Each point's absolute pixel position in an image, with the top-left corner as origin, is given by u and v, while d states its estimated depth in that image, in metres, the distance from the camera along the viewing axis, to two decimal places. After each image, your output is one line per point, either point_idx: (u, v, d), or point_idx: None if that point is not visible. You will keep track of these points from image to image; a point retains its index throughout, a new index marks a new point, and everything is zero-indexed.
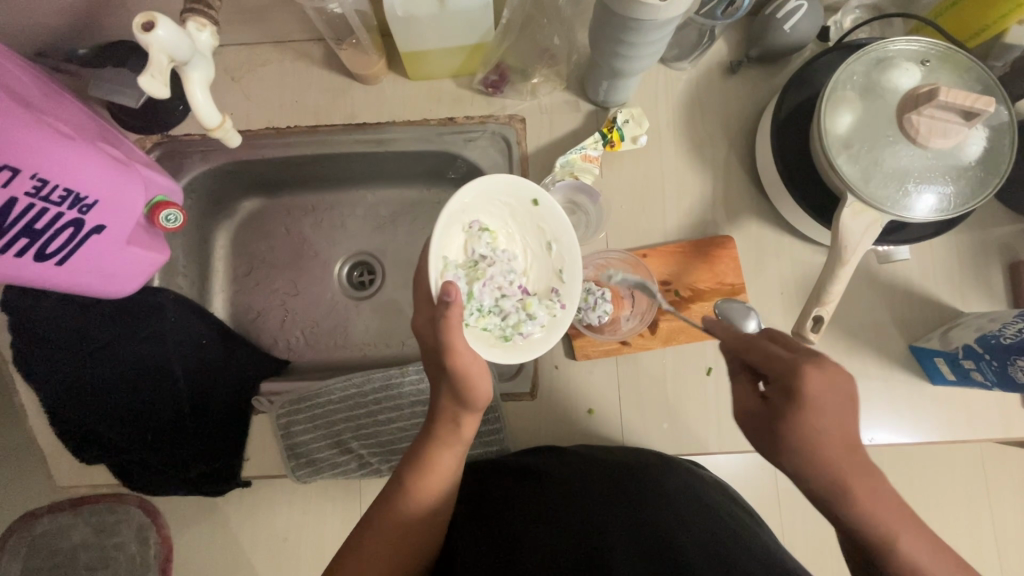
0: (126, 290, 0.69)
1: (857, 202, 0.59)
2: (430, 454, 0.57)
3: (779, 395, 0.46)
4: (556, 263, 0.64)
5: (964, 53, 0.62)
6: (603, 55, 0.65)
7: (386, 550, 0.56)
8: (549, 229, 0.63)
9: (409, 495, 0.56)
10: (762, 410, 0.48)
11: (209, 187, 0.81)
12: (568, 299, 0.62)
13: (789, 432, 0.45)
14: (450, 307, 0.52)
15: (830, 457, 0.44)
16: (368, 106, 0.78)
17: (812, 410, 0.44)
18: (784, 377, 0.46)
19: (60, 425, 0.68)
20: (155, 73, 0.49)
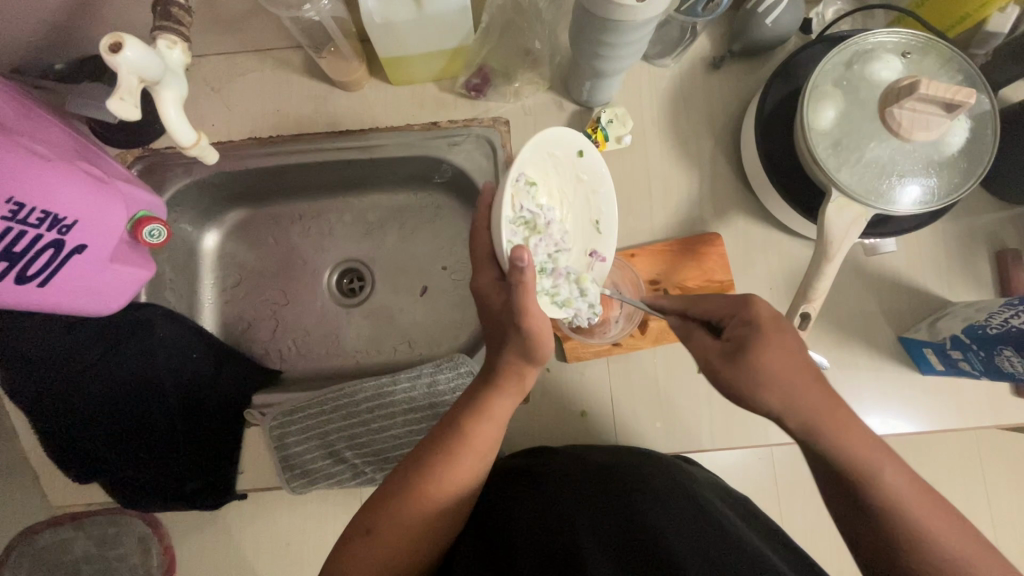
0: (112, 308, 0.69)
1: (840, 197, 0.59)
2: (493, 407, 0.59)
3: (739, 327, 0.51)
4: (591, 214, 0.64)
5: (945, 44, 0.62)
6: (584, 57, 0.65)
7: (441, 498, 0.56)
8: (588, 181, 0.63)
9: (470, 443, 0.57)
10: (721, 346, 0.51)
11: (194, 200, 0.80)
12: (605, 251, 0.65)
13: (757, 359, 0.49)
14: (524, 272, 0.52)
15: (800, 380, 0.49)
16: (351, 113, 0.77)
17: (771, 334, 0.49)
18: (739, 312, 0.51)
19: (51, 448, 0.67)
20: (124, 95, 0.49)
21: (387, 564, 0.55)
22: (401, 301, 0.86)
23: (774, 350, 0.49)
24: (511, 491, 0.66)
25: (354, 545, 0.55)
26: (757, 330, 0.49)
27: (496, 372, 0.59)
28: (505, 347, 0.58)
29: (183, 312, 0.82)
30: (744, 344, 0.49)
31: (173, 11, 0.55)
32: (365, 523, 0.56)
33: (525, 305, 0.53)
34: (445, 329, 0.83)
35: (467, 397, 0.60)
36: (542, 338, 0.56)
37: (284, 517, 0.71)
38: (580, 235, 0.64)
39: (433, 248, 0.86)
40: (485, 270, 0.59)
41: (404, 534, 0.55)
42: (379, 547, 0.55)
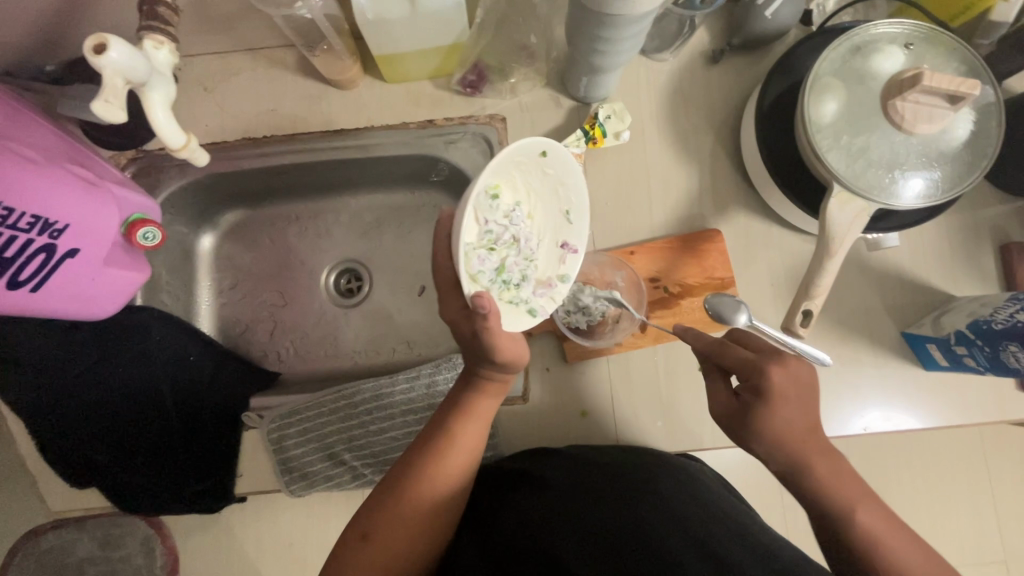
0: (109, 310, 0.68)
1: (842, 192, 0.58)
2: (475, 406, 0.59)
3: (749, 392, 0.49)
4: (561, 205, 0.60)
5: (948, 34, 0.61)
6: (581, 52, 0.64)
7: (432, 495, 0.57)
8: (555, 172, 0.58)
9: (457, 441, 0.58)
10: (731, 406, 0.51)
11: (189, 201, 0.79)
12: (576, 241, 0.61)
13: (760, 427, 0.48)
14: (486, 319, 0.52)
15: (794, 442, 0.48)
16: (346, 112, 0.76)
17: (778, 402, 0.48)
18: (754, 377, 0.49)
19: (48, 450, 0.66)
20: (108, 97, 0.48)
21: (383, 567, 0.55)
22: (400, 302, 0.85)
23: (780, 417, 0.48)
24: (503, 494, 0.66)
25: (349, 551, 0.55)
26: (766, 402, 0.48)
27: (470, 374, 0.60)
28: (479, 359, 0.58)
29: (181, 314, 0.81)
30: (754, 410, 0.49)
31: (161, 12, 0.55)
32: (358, 528, 0.56)
33: (496, 344, 0.55)
34: (444, 329, 0.83)
35: (448, 400, 0.61)
36: (517, 355, 0.57)
37: (286, 519, 0.70)
38: (549, 226, 0.62)
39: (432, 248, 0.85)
40: (450, 299, 0.58)
41: (397, 536, 0.55)
42: (374, 550, 0.55)
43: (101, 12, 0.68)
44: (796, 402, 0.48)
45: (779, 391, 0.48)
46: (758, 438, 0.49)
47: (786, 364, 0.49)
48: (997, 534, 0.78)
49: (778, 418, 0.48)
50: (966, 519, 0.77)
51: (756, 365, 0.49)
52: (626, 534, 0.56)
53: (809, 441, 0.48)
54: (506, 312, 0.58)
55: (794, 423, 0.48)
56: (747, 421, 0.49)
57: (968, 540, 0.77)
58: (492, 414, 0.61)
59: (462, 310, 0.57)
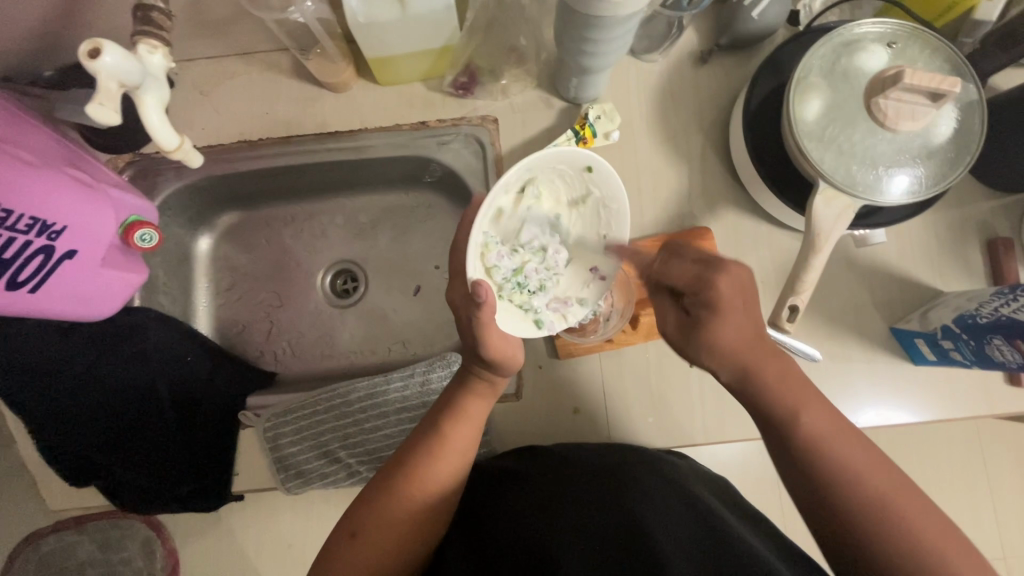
0: (106, 311, 0.69)
1: (828, 189, 0.59)
2: (468, 407, 0.60)
3: (698, 306, 0.48)
4: (599, 228, 0.63)
5: (930, 32, 0.62)
6: (569, 53, 0.65)
7: (423, 498, 0.57)
8: (600, 195, 0.61)
9: (447, 444, 0.59)
10: (683, 324, 0.50)
11: (185, 203, 0.80)
12: (607, 269, 0.63)
13: (705, 341, 0.48)
14: (480, 307, 0.53)
15: (739, 355, 0.48)
16: (339, 114, 0.77)
17: (723, 314, 0.47)
18: (700, 293, 0.48)
19: (47, 452, 0.67)
20: (102, 100, 0.49)
21: (372, 565, 0.55)
22: (395, 301, 0.86)
23: (727, 330, 0.47)
24: (497, 491, 0.66)
25: (339, 549, 0.56)
26: (713, 314, 0.47)
27: (466, 375, 0.61)
28: (473, 358, 0.59)
29: (179, 315, 0.82)
30: (704, 326, 0.48)
31: (154, 18, 0.55)
32: (349, 527, 0.56)
33: (486, 337, 0.56)
34: (439, 328, 0.84)
35: (441, 403, 0.61)
36: (507, 354, 0.57)
37: (283, 517, 0.71)
38: (584, 247, 0.64)
39: (427, 248, 0.86)
40: (457, 286, 0.58)
41: (387, 536, 0.56)
42: (364, 549, 0.55)
43: (97, 18, 0.69)
44: (741, 309, 0.48)
45: (724, 301, 0.47)
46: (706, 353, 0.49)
47: (730, 271, 0.48)
48: (992, 526, 0.78)
49: (726, 330, 0.47)
50: (960, 513, 0.78)
51: (703, 279, 0.48)
52: (618, 534, 0.57)
53: (754, 347, 0.48)
54: (513, 314, 0.61)
55: (740, 333, 0.48)
56: (697, 337, 0.49)
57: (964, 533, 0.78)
58: (484, 418, 0.62)
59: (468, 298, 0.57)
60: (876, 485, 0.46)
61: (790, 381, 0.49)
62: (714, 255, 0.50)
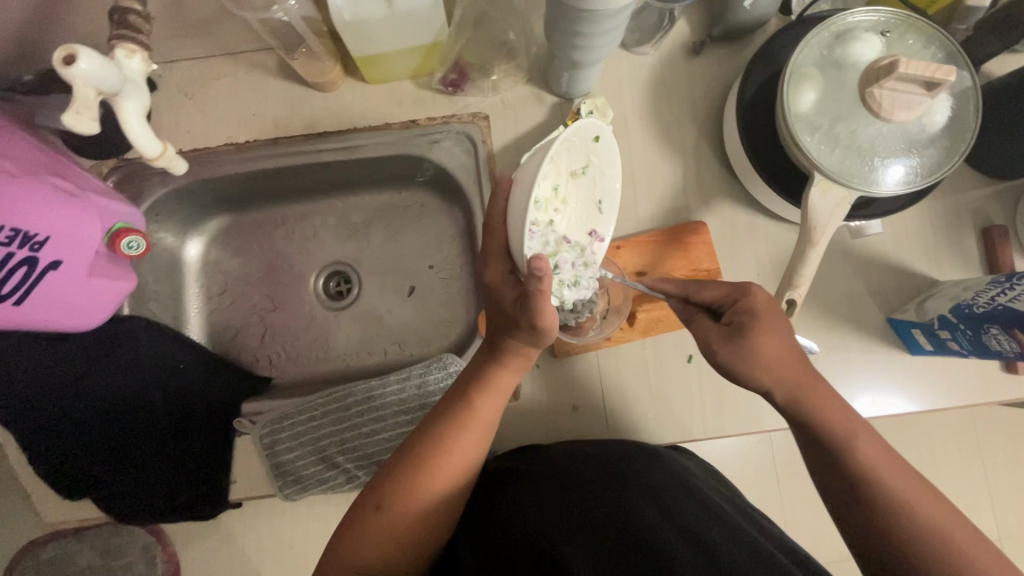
0: (95, 320, 0.68)
1: (823, 181, 0.58)
2: (496, 380, 0.59)
3: (742, 316, 0.52)
4: (596, 193, 0.61)
5: (924, 20, 0.62)
6: (559, 48, 0.64)
7: (449, 473, 0.57)
8: (597, 161, 0.59)
9: (471, 418, 0.58)
10: (725, 334, 0.53)
11: (172, 208, 0.79)
12: (603, 230, 0.62)
13: (753, 350, 0.51)
14: (541, 281, 0.49)
15: (781, 360, 0.51)
16: (327, 114, 0.76)
17: (766, 317, 0.52)
18: (740, 297, 0.53)
19: (38, 464, 0.66)
20: (80, 109, 0.48)
21: (397, 539, 0.56)
22: (389, 302, 0.85)
23: (769, 341, 0.51)
24: (502, 491, 0.66)
25: (362, 523, 0.55)
26: (757, 314, 0.52)
27: (501, 349, 0.59)
28: (510, 331, 0.57)
29: (170, 323, 0.81)
30: (746, 330, 0.51)
31: (131, 20, 0.54)
32: (373, 500, 0.56)
33: (542, 308, 0.52)
34: (435, 328, 0.83)
35: (469, 377, 0.60)
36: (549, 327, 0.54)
37: (282, 522, 0.71)
38: (581, 212, 0.61)
39: (420, 248, 0.85)
40: (494, 264, 0.57)
41: (411, 512, 0.56)
42: (389, 522, 0.55)
43: (76, 20, 0.67)
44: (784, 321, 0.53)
45: (765, 307, 0.52)
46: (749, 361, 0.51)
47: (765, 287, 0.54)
48: (989, 509, 0.79)
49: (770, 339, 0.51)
50: (958, 500, 0.78)
51: (739, 286, 0.54)
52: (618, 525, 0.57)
53: (803, 365, 0.52)
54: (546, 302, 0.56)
55: (785, 341, 0.52)
56: (741, 342, 0.52)
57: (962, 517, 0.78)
58: (510, 392, 0.61)
59: (504, 276, 0.56)
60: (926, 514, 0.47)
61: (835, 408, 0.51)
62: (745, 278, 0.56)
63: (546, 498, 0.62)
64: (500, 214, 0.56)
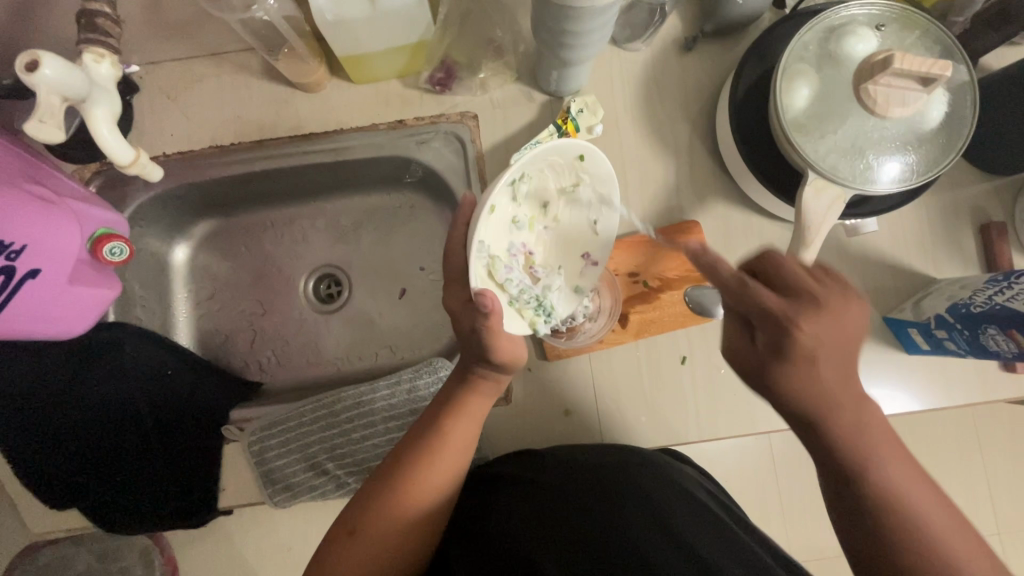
0: (78, 329, 0.67)
1: (817, 179, 0.57)
2: (468, 402, 0.58)
3: (773, 345, 0.45)
4: (590, 215, 0.63)
5: (919, 14, 0.60)
6: (547, 45, 0.62)
7: (422, 497, 0.55)
8: (589, 181, 0.60)
9: (444, 441, 0.57)
10: (752, 357, 0.47)
11: (158, 213, 0.78)
12: (598, 254, 0.64)
13: (784, 383, 0.44)
14: (489, 316, 0.53)
15: (825, 391, 0.44)
16: (314, 115, 0.74)
17: (804, 359, 0.43)
18: (777, 331, 0.44)
19: (24, 471, 0.65)
20: (45, 118, 0.48)
21: (373, 564, 0.54)
22: (380, 305, 0.84)
23: (805, 368, 0.44)
24: (495, 498, 0.64)
25: (337, 548, 0.54)
26: (791, 358, 0.44)
27: (466, 372, 0.59)
28: (476, 356, 0.57)
29: (157, 329, 0.80)
30: (776, 361, 0.44)
31: (100, 24, 0.54)
32: (348, 524, 0.55)
33: (495, 343, 0.55)
34: (427, 332, 0.82)
35: (445, 395, 0.60)
36: (514, 354, 0.57)
37: (275, 527, 0.70)
38: (576, 233, 0.64)
39: (411, 249, 0.84)
40: (455, 289, 0.57)
41: (389, 534, 0.54)
42: (367, 545, 0.54)
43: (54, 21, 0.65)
44: (829, 354, 0.43)
45: (805, 347, 0.43)
46: (777, 388, 0.45)
47: (819, 316, 0.43)
48: (987, 506, 0.78)
49: (804, 372, 0.44)
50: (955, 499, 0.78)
51: (788, 319, 0.44)
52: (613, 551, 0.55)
53: (841, 395, 0.44)
54: (514, 318, 0.59)
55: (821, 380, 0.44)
56: (766, 376, 0.45)
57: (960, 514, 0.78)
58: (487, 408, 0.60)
59: (464, 303, 0.57)
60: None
61: (887, 458, 0.44)
62: (811, 289, 0.45)
63: (539, 512, 0.60)
64: (461, 242, 0.57)
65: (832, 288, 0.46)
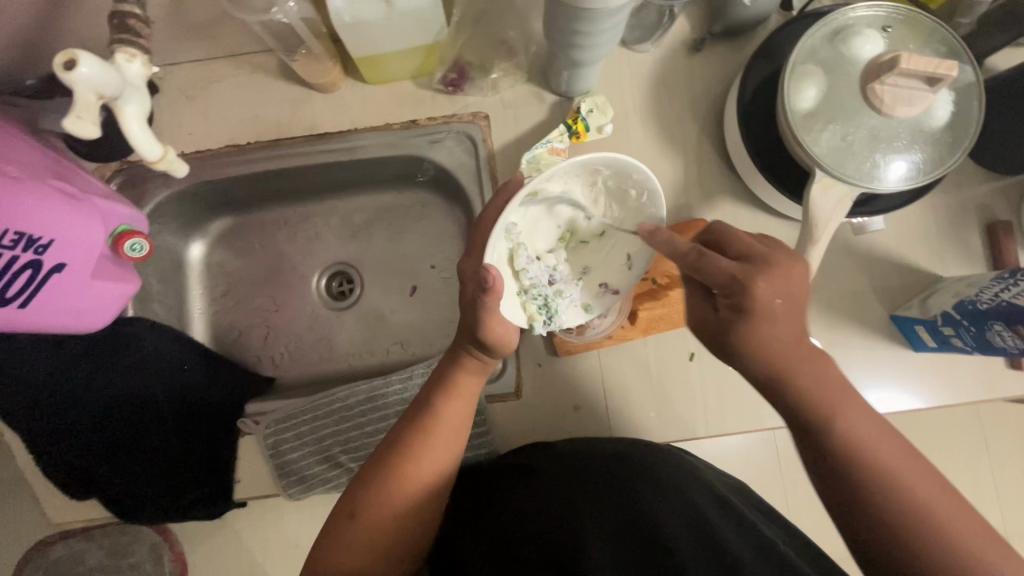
0: (99, 322, 0.68)
1: (825, 177, 0.58)
2: (461, 384, 0.59)
3: (729, 308, 0.47)
4: (629, 247, 0.63)
5: (926, 15, 0.61)
6: (559, 46, 0.64)
7: (420, 480, 0.56)
8: (644, 213, 0.60)
9: (441, 422, 0.58)
10: (715, 322, 0.49)
11: (175, 210, 0.79)
12: (620, 285, 0.64)
13: (741, 339, 0.47)
14: (489, 292, 0.52)
15: (784, 343, 0.46)
16: (328, 115, 0.76)
17: (762, 316, 0.45)
18: (737, 294, 0.46)
19: (46, 463, 0.67)
20: (82, 113, 0.49)
21: (375, 547, 0.55)
22: (391, 302, 0.85)
23: (767, 328, 0.46)
24: (504, 484, 0.65)
25: (339, 532, 0.55)
26: (749, 316, 0.46)
27: (455, 351, 0.60)
28: (467, 333, 0.58)
29: (174, 324, 0.81)
30: (734, 328, 0.47)
31: (131, 24, 0.57)
32: (348, 509, 0.56)
33: (485, 321, 0.55)
34: (437, 328, 0.83)
35: (433, 381, 0.60)
36: (505, 340, 0.57)
37: (288, 520, 0.71)
38: (608, 260, 0.64)
39: (422, 247, 0.85)
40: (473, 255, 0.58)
41: (386, 516, 0.55)
42: (367, 528, 0.54)
43: (80, 22, 0.67)
44: (790, 308, 0.46)
45: (764, 304, 0.45)
46: (740, 349, 0.47)
47: (771, 275, 0.46)
48: (995, 503, 0.79)
49: (763, 332, 0.46)
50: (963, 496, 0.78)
51: (741, 281, 0.46)
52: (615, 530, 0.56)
53: (799, 354, 0.46)
54: (512, 301, 0.59)
55: (781, 337, 0.46)
56: (728, 335, 0.47)
57: None
58: (474, 397, 0.60)
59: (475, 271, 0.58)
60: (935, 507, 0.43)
61: (852, 413, 0.45)
62: (755, 249, 0.48)
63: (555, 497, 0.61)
64: (494, 215, 0.59)
65: (778, 250, 0.48)
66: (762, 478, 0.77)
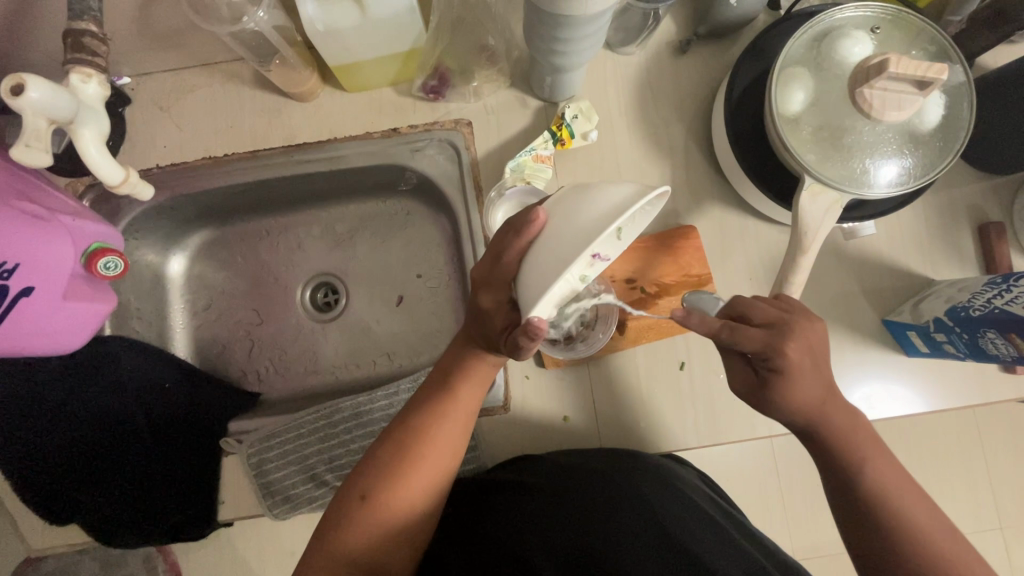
0: (74, 342, 0.67)
1: (814, 184, 0.57)
2: (472, 365, 0.57)
3: (771, 372, 0.48)
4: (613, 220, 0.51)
5: (915, 15, 0.60)
6: (540, 52, 0.62)
7: (435, 457, 0.56)
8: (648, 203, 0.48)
9: (455, 399, 0.57)
10: (755, 383, 0.50)
11: (153, 224, 0.77)
12: None
13: (778, 395, 0.48)
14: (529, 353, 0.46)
15: (807, 404, 0.49)
16: (307, 124, 0.74)
17: (795, 375, 0.47)
18: (772, 356, 0.47)
19: (25, 490, 0.65)
20: (32, 141, 0.49)
21: (388, 529, 0.54)
22: (377, 313, 0.84)
23: (801, 386, 0.48)
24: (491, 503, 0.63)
25: (352, 515, 0.53)
26: (782, 377, 0.47)
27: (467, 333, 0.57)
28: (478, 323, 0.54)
29: (155, 341, 0.80)
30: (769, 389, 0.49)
31: (86, 42, 0.55)
32: (359, 490, 0.54)
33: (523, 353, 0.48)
34: (424, 338, 0.81)
35: (448, 361, 0.59)
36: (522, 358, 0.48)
37: (276, 540, 0.69)
38: None
39: (407, 257, 0.84)
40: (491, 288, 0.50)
41: (400, 497, 0.54)
42: (379, 515, 0.53)
43: (46, 36, 0.66)
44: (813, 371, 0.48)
45: (794, 364, 0.47)
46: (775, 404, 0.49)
47: (796, 337, 0.47)
48: (991, 502, 0.79)
49: (798, 391, 0.48)
50: (960, 496, 0.78)
51: (777, 345, 0.47)
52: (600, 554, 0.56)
53: (829, 404, 0.50)
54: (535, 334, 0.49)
55: (805, 392, 0.48)
56: (767, 394, 0.49)
57: (965, 512, 0.78)
58: (491, 377, 0.59)
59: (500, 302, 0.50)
60: (916, 509, 0.50)
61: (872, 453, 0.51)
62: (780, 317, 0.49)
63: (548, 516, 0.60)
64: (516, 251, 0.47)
65: (797, 311, 0.50)
66: (758, 484, 0.76)
